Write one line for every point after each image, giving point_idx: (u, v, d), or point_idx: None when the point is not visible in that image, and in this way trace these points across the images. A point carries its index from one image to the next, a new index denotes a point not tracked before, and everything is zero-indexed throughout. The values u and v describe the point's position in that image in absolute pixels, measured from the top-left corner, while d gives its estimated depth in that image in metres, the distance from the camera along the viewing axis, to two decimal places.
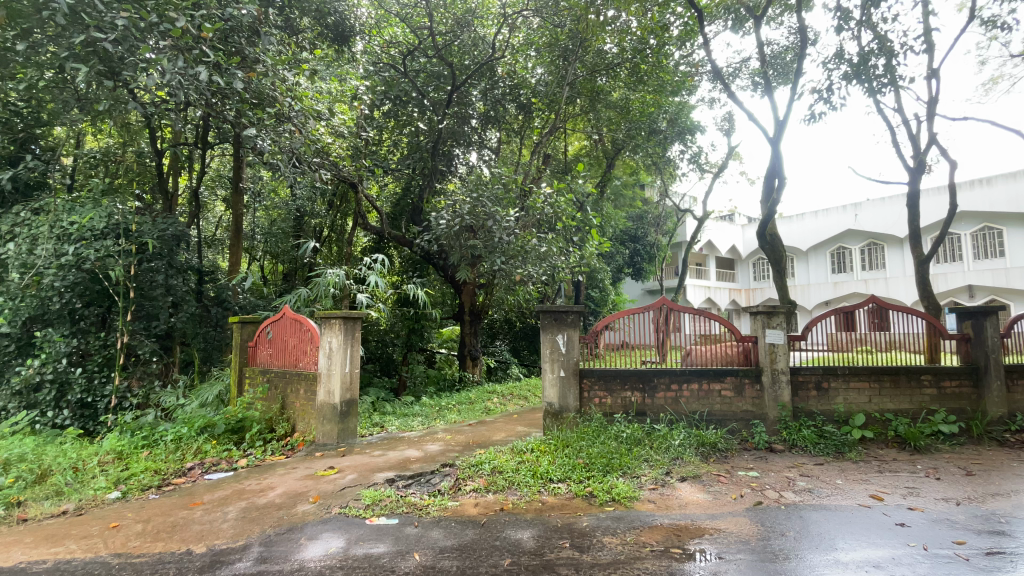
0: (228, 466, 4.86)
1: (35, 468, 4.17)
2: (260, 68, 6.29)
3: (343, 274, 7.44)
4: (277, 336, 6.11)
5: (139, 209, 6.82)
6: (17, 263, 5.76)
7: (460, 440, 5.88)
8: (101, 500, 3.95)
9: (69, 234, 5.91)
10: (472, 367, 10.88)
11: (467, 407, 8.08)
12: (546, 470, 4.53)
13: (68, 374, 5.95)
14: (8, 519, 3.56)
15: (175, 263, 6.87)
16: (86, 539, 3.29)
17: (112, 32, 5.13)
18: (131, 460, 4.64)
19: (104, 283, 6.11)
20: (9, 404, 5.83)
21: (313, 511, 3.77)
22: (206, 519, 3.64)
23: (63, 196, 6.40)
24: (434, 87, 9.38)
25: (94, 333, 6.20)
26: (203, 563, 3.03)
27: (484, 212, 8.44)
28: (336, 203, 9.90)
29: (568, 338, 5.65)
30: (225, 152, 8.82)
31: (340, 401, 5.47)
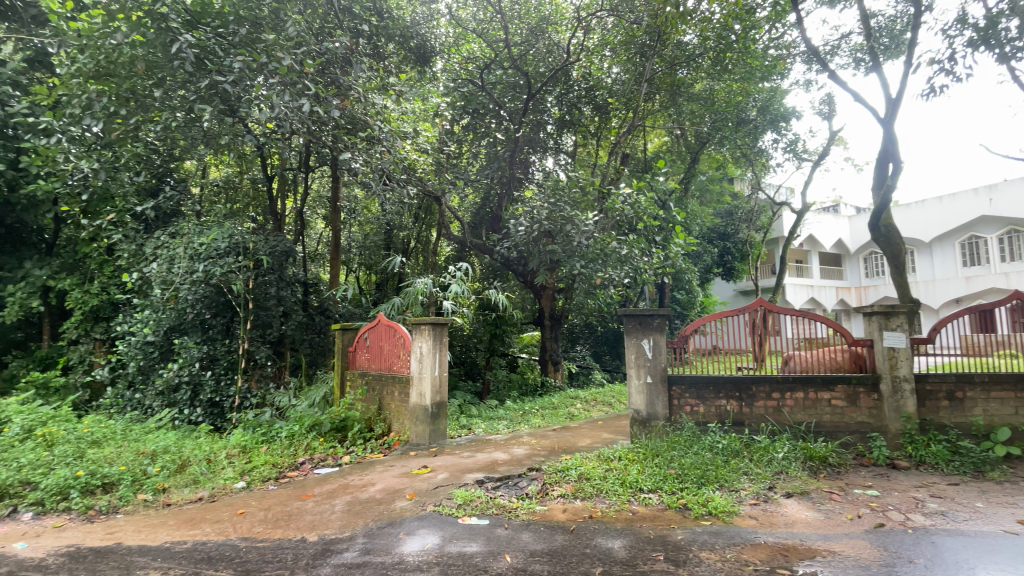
0: (333, 462, 5.27)
1: (176, 459, 4.76)
2: (353, 94, 6.89)
3: (430, 282, 7.79)
4: (373, 341, 6.52)
5: (255, 230, 7.67)
6: (159, 280, 6.64)
7: (545, 445, 5.89)
8: (229, 489, 4.44)
9: (200, 253, 6.73)
10: (554, 372, 10.94)
11: (550, 412, 8.08)
12: (636, 480, 4.39)
13: (200, 376, 6.79)
14: (157, 502, 4.12)
15: (284, 277, 7.60)
16: (218, 524, 3.72)
17: (229, 74, 5.90)
18: (253, 454, 5.17)
19: (228, 296, 6.92)
20: (154, 402, 6.75)
21: (409, 507, 3.97)
22: (316, 510, 3.97)
23: (194, 220, 7.32)
24: (510, 97, 9.44)
25: (221, 340, 7.06)
26: (315, 551, 3.29)
27: (563, 216, 8.49)
28: (421, 216, 10.47)
29: (654, 343, 5.44)
30: (324, 173, 9.61)
31: (431, 403, 5.70)
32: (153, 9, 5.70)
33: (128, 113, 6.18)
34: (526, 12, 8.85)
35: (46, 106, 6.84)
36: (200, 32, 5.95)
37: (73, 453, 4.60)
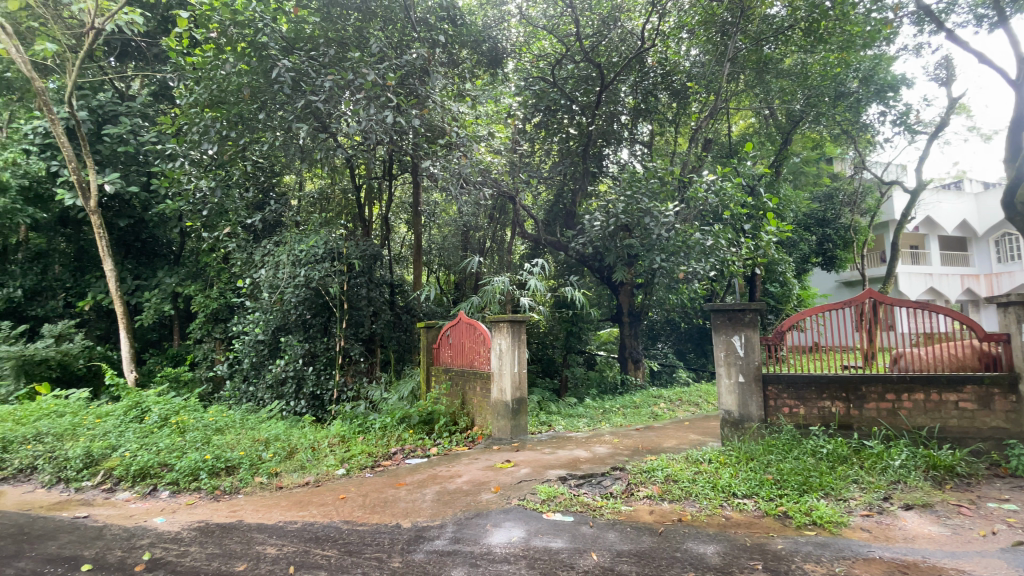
0: (422, 453, 5.53)
1: (286, 447, 5.25)
2: (430, 103, 7.11)
3: (508, 280, 7.89)
4: (455, 339, 6.75)
5: (346, 236, 8.24)
6: (267, 284, 7.36)
7: (628, 444, 5.76)
8: (331, 475, 4.82)
9: (300, 259, 7.36)
10: (634, 370, 10.63)
11: (632, 411, 7.88)
12: (728, 484, 4.16)
13: (303, 371, 7.43)
14: (271, 485, 4.58)
15: (373, 279, 8.10)
16: (323, 507, 4.06)
17: (322, 93, 6.42)
18: (351, 443, 5.56)
19: (325, 297, 7.50)
20: (266, 394, 7.49)
21: (495, 500, 4.06)
22: (409, 498, 4.19)
23: (294, 229, 8.01)
24: (583, 91, 9.35)
25: (320, 338, 7.68)
26: (409, 537, 3.48)
27: (640, 209, 8.28)
28: (496, 216, 10.68)
29: (747, 340, 5.09)
30: (405, 180, 10.09)
31: (511, 399, 5.80)
32: (254, 38, 6.30)
33: (238, 135, 6.91)
34: (597, 3, 8.69)
35: (171, 134, 7.80)
36: (295, 56, 6.50)
37: (201, 439, 5.20)
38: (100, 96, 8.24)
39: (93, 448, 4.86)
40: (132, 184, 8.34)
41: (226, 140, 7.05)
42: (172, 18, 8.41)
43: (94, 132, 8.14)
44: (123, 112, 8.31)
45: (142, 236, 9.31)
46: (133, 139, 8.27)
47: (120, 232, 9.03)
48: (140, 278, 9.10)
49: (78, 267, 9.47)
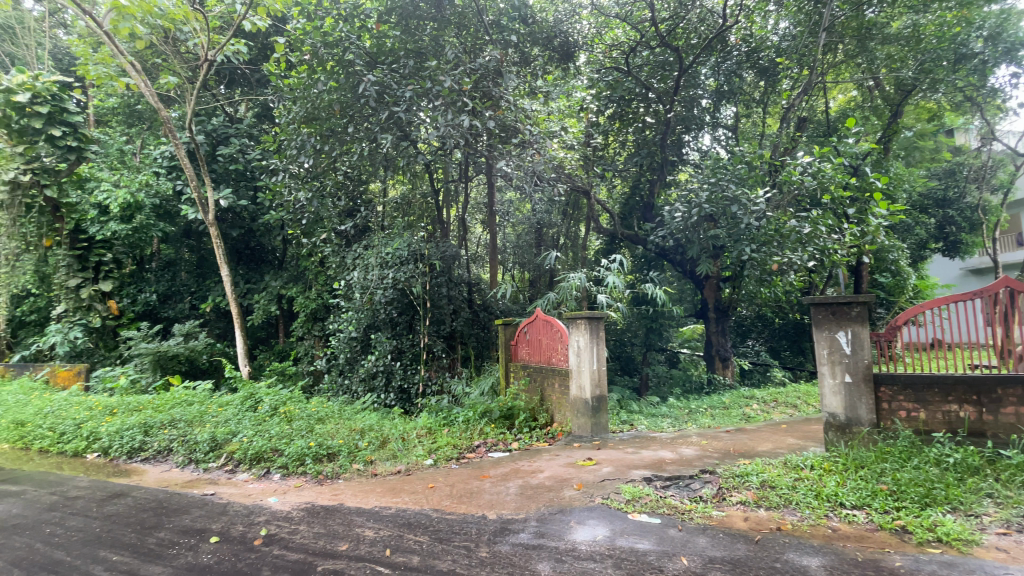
0: (504, 447, 5.64)
1: (379, 437, 5.59)
2: (505, 104, 7.19)
3: (584, 277, 7.86)
4: (532, 335, 6.79)
5: (427, 237, 8.60)
6: (359, 286, 7.89)
7: (717, 446, 5.47)
8: (421, 465, 5.07)
9: (387, 261, 7.80)
10: (722, 369, 10.07)
11: (722, 412, 7.48)
12: (834, 493, 3.82)
13: (392, 366, 7.89)
14: (367, 472, 4.90)
15: (453, 278, 8.40)
16: (414, 495, 4.28)
17: (404, 103, 6.81)
18: (437, 435, 5.79)
19: (410, 297, 7.88)
20: (359, 387, 8.02)
21: (578, 497, 4.05)
22: (493, 490, 4.29)
23: (380, 233, 8.50)
24: (659, 78, 9.08)
25: (406, 335, 8.11)
26: (495, 528, 3.57)
27: (726, 197, 7.91)
28: (569, 212, 10.83)
29: (854, 336, 4.60)
30: (481, 181, 10.33)
31: (591, 397, 5.74)
32: (342, 57, 6.89)
33: (330, 148, 7.47)
34: None
35: (272, 151, 8.61)
36: (379, 70, 6.93)
37: (305, 428, 5.69)
38: (213, 121, 9.28)
39: (217, 433, 5.49)
40: (242, 198, 9.33)
41: (320, 153, 7.64)
42: (270, 45, 9.28)
43: (210, 153, 9.19)
44: (233, 134, 9.31)
45: (251, 244, 10.38)
46: (241, 157, 9.24)
47: (233, 242, 10.13)
48: (251, 282, 10.19)
49: (200, 273, 10.75)
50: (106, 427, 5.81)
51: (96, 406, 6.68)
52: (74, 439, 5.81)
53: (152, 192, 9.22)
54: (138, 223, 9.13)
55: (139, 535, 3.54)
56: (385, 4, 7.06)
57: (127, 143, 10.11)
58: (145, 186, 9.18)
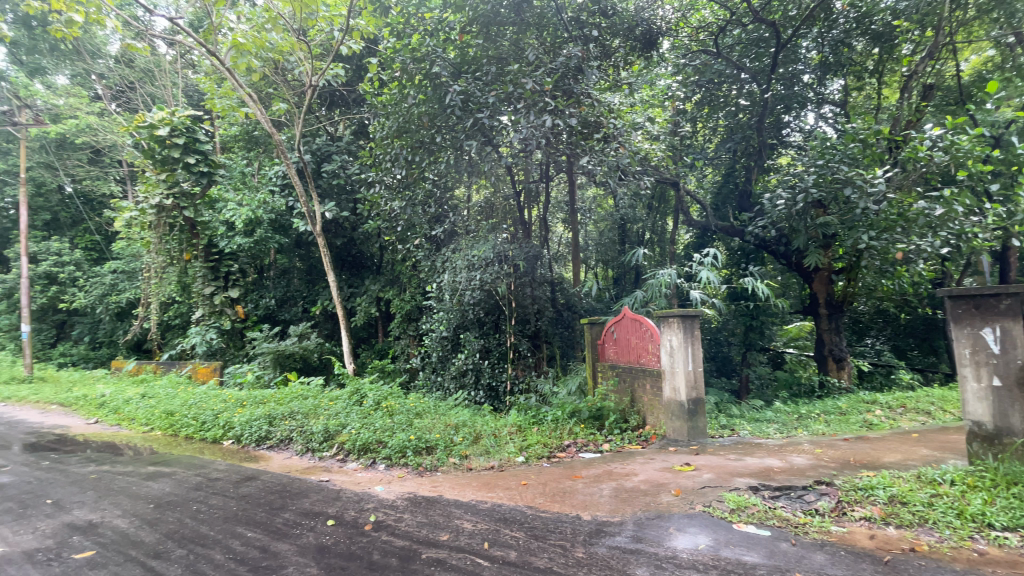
0: (596, 448, 5.57)
1: (472, 432, 5.79)
2: (587, 100, 7.08)
3: (675, 273, 7.49)
4: (620, 335, 6.61)
5: (512, 238, 8.71)
6: (449, 287, 8.17)
7: (834, 456, 4.97)
8: (513, 462, 5.17)
9: (473, 263, 8.00)
10: (837, 371, 8.99)
11: (837, 418, 6.78)
12: (983, 513, 3.31)
13: (481, 364, 8.17)
14: (462, 466, 5.09)
15: (537, 278, 8.47)
16: (509, 491, 4.37)
17: (488, 109, 7.01)
18: (527, 433, 5.86)
19: (496, 297, 8.06)
20: (451, 384, 8.39)
21: (677, 503, 3.89)
22: (587, 491, 4.26)
23: (466, 236, 8.68)
24: (753, 57, 8.64)
25: (493, 334, 8.33)
26: (591, 529, 3.55)
27: (839, 179, 7.16)
28: (654, 205, 10.68)
29: (1004, 333, 3.92)
30: (562, 180, 10.28)
31: (686, 399, 5.52)
32: (429, 70, 7.22)
33: (419, 158, 7.90)
34: None
35: (368, 164, 9.28)
36: (463, 80, 7.19)
37: (405, 422, 6.04)
38: (318, 140, 10.18)
39: (329, 425, 6.01)
40: (344, 210, 10.16)
41: (412, 164, 8.10)
42: (363, 65, 9.95)
43: (316, 170, 10.09)
44: (334, 151, 10.14)
45: (352, 252, 11.24)
46: (343, 172, 10.03)
47: (337, 250, 11.07)
48: (353, 286, 11.19)
49: (309, 280, 11.97)
50: (238, 418, 6.60)
51: (230, 398, 7.62)
52: (212, 428, 6.66)
53: (269, 208, 10.33)
54: (258, 237, 10.30)
55: (268, 515, 3.98)
56: (468, 14, 7.19)
57: (248, 166, 11.42)
58: (263, 203, 10.34)
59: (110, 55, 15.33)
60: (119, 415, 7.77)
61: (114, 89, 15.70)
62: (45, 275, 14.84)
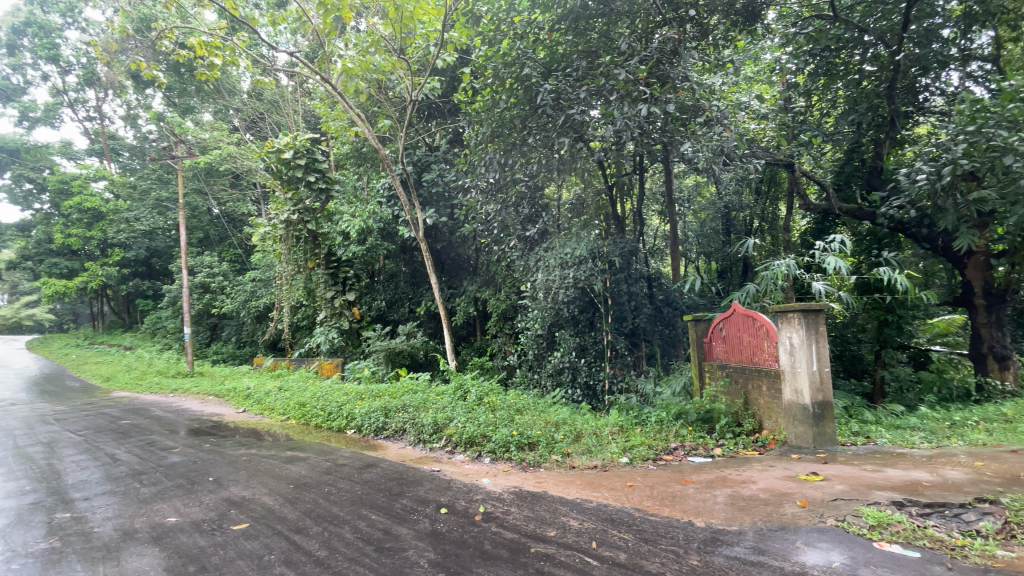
0: (706, 453, 5.27)
1: (573, 431, 5.78)
2: (687, 84, 6.70)
3: (793, 263, 6.77)
4: (729, 333, 6.18)
5: (605, 234, 8.53)
6: (542, 287, 8.19)
7: (1000, 470, 4.24)
8: (616, 462, 5.09)
9: (566, 261, 7.97)
10: (1001, 372, 7.65)
11: (1003, 427, 5.76)
12: None
13: (577, 363, 8.13)
14: (565, 464, 5.11)
15: (632, 274, 8.24)
16: (615, 492, 4.30)
17: (580, 104, 7.02)
18: (630, 434, 5.71)
19: (591, 295, 7.95)
20: (548, 382, 8.46)
21: (804, 515, 3.56)
22: (699, 497, 4.06)
23: (559, 235, 8.63)
24: (878, 16, 7.48)
25: (589, 332, 8.24)
26: (705, 537, 3.37)
27: (996, 146, 6.04)
28: (764, 189, 9.78)
29: None
30: (657, 170, 9.89)
31: (812, 402, 5.07)
32: (520, 73, 7.39)
33: (512, 159, 8.14)
34: None
35: (464, 171, 9.81)
36: (554, 79, 7.23)
37: (507, 418, 6.21)
38: (418, 152, 10.85)
39: (438, 418, 6.36)
40: (443, 216, 10.68)
41: (505, 167, 8.33)
42: (457, 76, 10.34)
43: (418, 179, 10.74)
44: (432, 160, 10.70)
45: (450, 255, 11.80)
46: (441, 180, 10.51)
47: (437, 254, 11.71)
48: (453, 287, 11.85)
49: (415, 282, 12.66)
50: (357, 410, 7.23)
51: (350, 392, 8.40)
52: (337, 418, 7.38)
53: (378, 218, 11.14)
54: (369, 244, 11.22)
55: (388, 500, 4.32)
56: (557, 12, 7.11)
57: (360, 180, 12.25)
58: (372, 213, 11.13)
59: (243, 91, 17.45)
60: (261, 405, 8.89)
61: (247, 120, 17.94)
62: (201, 284, 17.43)
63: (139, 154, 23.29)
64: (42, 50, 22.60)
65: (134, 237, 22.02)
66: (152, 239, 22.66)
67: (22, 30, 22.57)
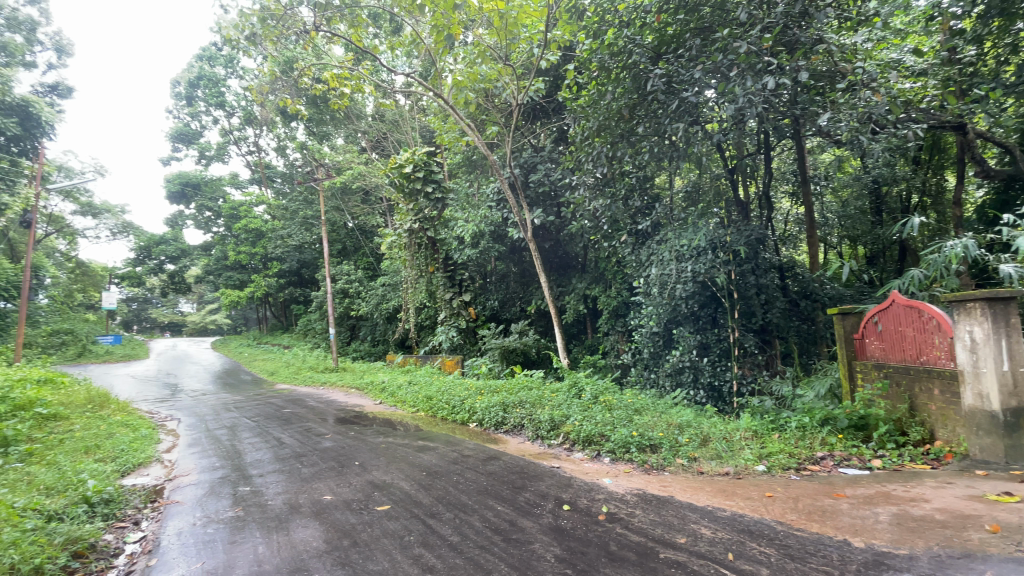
0: (861, 464, 4.63)
1: (699, 434, 5.45)
2: (823, 48, 5.99)
3: (973, 243, 5.50)
4: (887, 328, 5.32)
5: (726, 222, 7.92)
6: (657, 282, 7.79)
7: None
8: (751, 470, 4.69)
9: (683, 253, 7.55)
10: None
11: None
12: None
13: (699, 362, 7.66)
14: (693, 469, 4.83)
15: (761, 264, 7.53)
16: (751, 501, 3.96)
17: (694, 84, 6.63)
18: (766, 440, 5.23)
19: (713, 289, 7.46)
20: (667, 382, 8.07)
21: (997, 543, 2.95)
22: (854, 514, 3.57)
23: (674, 226, 8.20)
24: None
25: (711, 329, 7.77)
26: (865, 559, 2.96)
27: None
28: (923, 159, 8.29)
29: None
30: (785, 147, 8.92)
31: (1004, 410, 4.21)
32: (628, 61, 7.21)
33: (622, 151, 8.01)
34: None
35: (571, 168, 9.77)
36: (665, 63, 6.95)
37: (625, 417, 6.06)
38: (524, 154, 11.04)
39: (554, 416, 6.43)
40: (550, 215, 10.75)
41: (613, 160, 8.16)
42: (561, 74, 10.29)
43: (525, 180, 10.92)
44: (538, 160, 10.82)
45: (559, 253, 11.86)
46: (547, 179, 10.57)
47: (547, 252, 11.83)
48: (562, 285, 11.90)
49: (525, 282, 12.93)
50: (478, 404, 7.59)
51: (471, 387, 8.84)
52: (460, 411, 7.82)
53: (489, 221, 11.51)
54: (482, 247, 11.69)
55: (512, 492, 4.46)
56: None
57: (470, 187, 12.71)
58: (484, 217, 11.52)
59: (367, 114, 19.22)
60: (394, 398, 9.75)
61: (373, 140, 19.80)
62: (341, 290, 19.66)
63: (287, 179, 26.89)
64: (212, 99, 27.06)
65: (288, 251, 25.57)
66: (301, 252, 26.09)
67: (197, 84, 27.25)
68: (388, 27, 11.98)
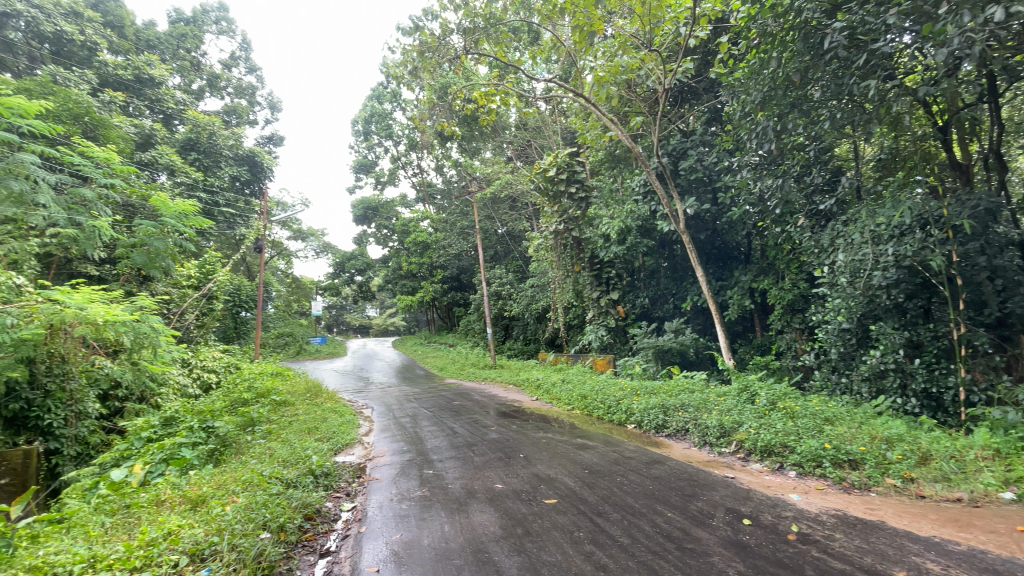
0: None
1: (916, 450, 4.55)
2: None
3: None
4: None
5: (939, 192, 6.47)
6: (846, 269, 6.76)
7: None
8: (995, 498, 3.74)
9: (881, 235, 6.45)
10: None
11: None
12: None
13: (909, 364, 6.51)
14: (908, 491, 4.05)
15: (996, 240, 5.91)
16: (995, 535, 3.16)
17: (887, 31, 5.60)
18: (1017, 462, 4.12)
19: (925, 275, 6.24)
20: (863, 388, 7.03)
21: None
22: None
23: (867, 204, 7.01)
24: None
25: (924, 324, 6.55)
26: None
27: None
28: None
29: None
30: None
31: None
32: (796, 21, 6.31)
33: (793, 123, 7.09)
34: None
35: (729, 149, 8.93)
36: (845, 13, 5.95)
37: (813, 427, 5.33)
38: (673, 140, 10.40)
39: (724, 421, 5.95)
40: (705, 203, 9.96)
41: (781, 134, 7.25)
42: (712, 50, 9.51)
43: (675, 169, 10.34)
44: (689, 146, 10.14)
45: (716, 244, 10.97)
46: (701, 165, 9.85)
47: (702, 244, 11.02)
48: (722, 278, 10.96)
49: (677, 277, 12.25)
50: (636, 405, 7.41)
51: (626, 387, 8.64)
52: (617, 411, 7.71)
53: (636, 216, 11.11)
54: (630, 243, 11.32)
55: (682, 499, 4.24)
56: None
57: (615, 183, 12.49)
58: (631, 212, 11.17)
59: (512, 124, 20.14)
60: (550, 395, 10.04)
61: (518, 148, 20.70)
62: (495, 292, 20.91)
63: (445, 194, 29.60)
64: (383, 131, 31.06)
65: (449, 259, 28.16)
66: (459, 259, 28.47)
67: (370, 120, 31.55)
68: (529, 38, 12.43)
